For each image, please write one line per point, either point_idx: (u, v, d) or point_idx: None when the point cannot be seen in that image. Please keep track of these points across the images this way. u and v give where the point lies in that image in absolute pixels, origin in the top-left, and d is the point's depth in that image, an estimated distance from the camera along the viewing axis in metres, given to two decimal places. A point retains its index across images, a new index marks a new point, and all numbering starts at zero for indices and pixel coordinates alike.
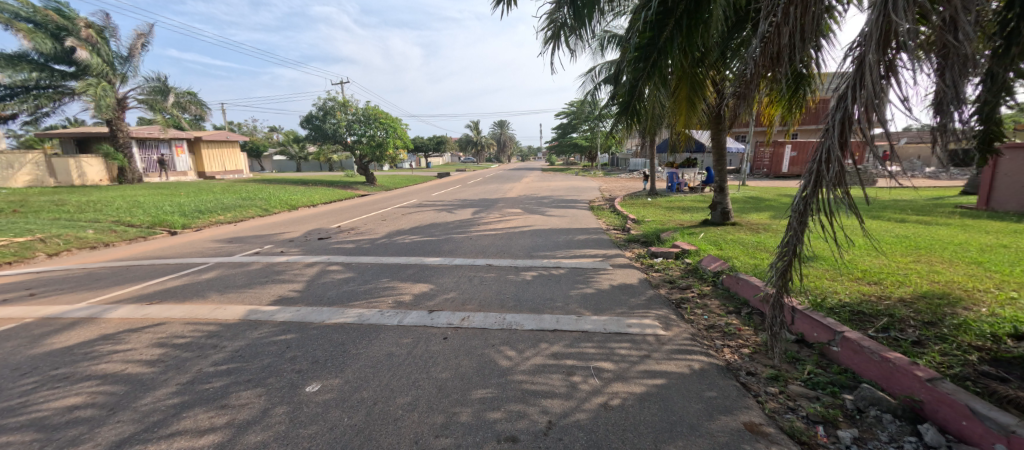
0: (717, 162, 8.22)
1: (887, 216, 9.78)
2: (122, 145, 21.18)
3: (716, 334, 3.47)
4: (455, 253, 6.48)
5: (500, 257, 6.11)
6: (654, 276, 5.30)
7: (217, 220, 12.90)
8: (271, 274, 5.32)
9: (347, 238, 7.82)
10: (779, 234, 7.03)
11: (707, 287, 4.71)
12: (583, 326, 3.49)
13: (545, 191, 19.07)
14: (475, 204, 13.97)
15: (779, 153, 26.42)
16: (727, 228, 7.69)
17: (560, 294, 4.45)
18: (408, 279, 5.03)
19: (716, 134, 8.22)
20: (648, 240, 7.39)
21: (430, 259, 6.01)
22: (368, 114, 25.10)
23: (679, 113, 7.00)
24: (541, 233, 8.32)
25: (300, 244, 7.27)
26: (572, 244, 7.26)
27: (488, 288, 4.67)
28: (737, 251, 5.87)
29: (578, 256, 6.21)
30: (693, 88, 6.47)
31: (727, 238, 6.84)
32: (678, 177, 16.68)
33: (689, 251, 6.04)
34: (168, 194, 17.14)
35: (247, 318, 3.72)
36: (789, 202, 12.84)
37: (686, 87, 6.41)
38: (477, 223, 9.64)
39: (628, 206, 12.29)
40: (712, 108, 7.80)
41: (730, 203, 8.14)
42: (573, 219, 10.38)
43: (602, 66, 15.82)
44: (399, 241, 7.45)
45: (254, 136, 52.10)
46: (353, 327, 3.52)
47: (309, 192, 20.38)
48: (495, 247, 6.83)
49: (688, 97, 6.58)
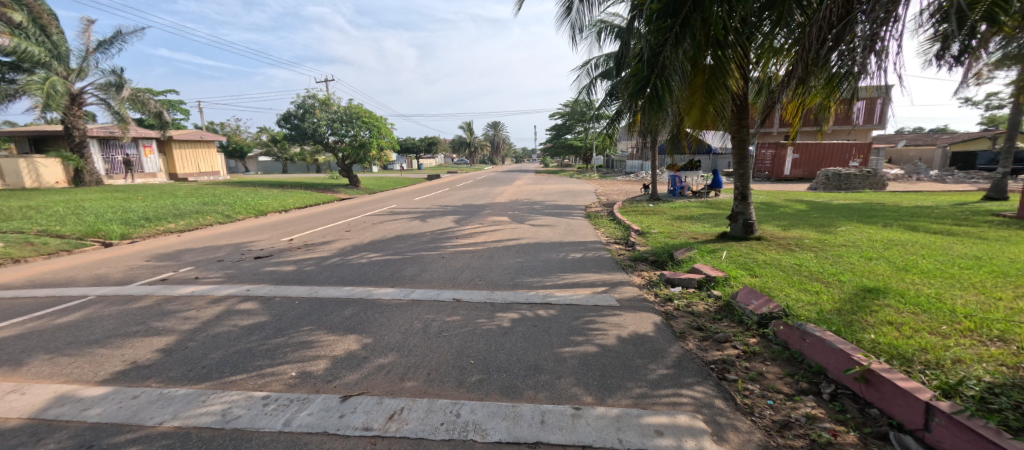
0: (738, 164, 6.83)
1: (924, 225, 8.52)
2: (79, 144, 19.52)
3: (800, 445, 2.13)
4: (416, 279, 5.08)
5: (473, 287, 4.72)
6: (675, 316, 3.97)
7: (165, 230, 11.35)
8: (154, 317, 3.88)
9: (291, 256, 6.37)
10: (819, 254, 5.70)
11: (754, 341, 3.36)
12: (583, 437, 2.11)
13: (537, 195, 17.73)
14: (458, 211, 12.57)
15: (781, 155, 25.45)
16: (753, 244, 6.38)
17: (547, 356, 3.06)
18: (338, 324, 3.62)
19: (735, 133, 6.83)
20: (659, 259, 6.10)
21: (381, 290, 4.61)
22: (351, 112, 23.63)
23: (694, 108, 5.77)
24: (529, 250, 6.92)
25: (228, 265, 5.83)
26: (567, 265, 5.88)
27: (445, 344, 3.27)
28: (778, 279, 4.57)
29: (574, 286, 4.82)
30: (714, 75, 5.23)
31: (756, 258, 5.54)
32: (681, 180, 15.49)
33: (717, 277, 4.72)
34: (122, 199, 15.58)
35: (40, 416, 2.31)
36: (805, 208, 11.63)
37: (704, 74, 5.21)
38: (456, 235, 8.25)
39: (629, 214, 10.99)
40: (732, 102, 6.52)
41: (753, 214, 6.83)
42: (568, 230, 9.00)
43: (599, 58, 14.50)
44: (353, 261, 6.04)
45: (238, 135, 50.25)
46: (199, 439, 2.10)
47: (282, 196, 18.86)
48: (468, 271, 5.43)
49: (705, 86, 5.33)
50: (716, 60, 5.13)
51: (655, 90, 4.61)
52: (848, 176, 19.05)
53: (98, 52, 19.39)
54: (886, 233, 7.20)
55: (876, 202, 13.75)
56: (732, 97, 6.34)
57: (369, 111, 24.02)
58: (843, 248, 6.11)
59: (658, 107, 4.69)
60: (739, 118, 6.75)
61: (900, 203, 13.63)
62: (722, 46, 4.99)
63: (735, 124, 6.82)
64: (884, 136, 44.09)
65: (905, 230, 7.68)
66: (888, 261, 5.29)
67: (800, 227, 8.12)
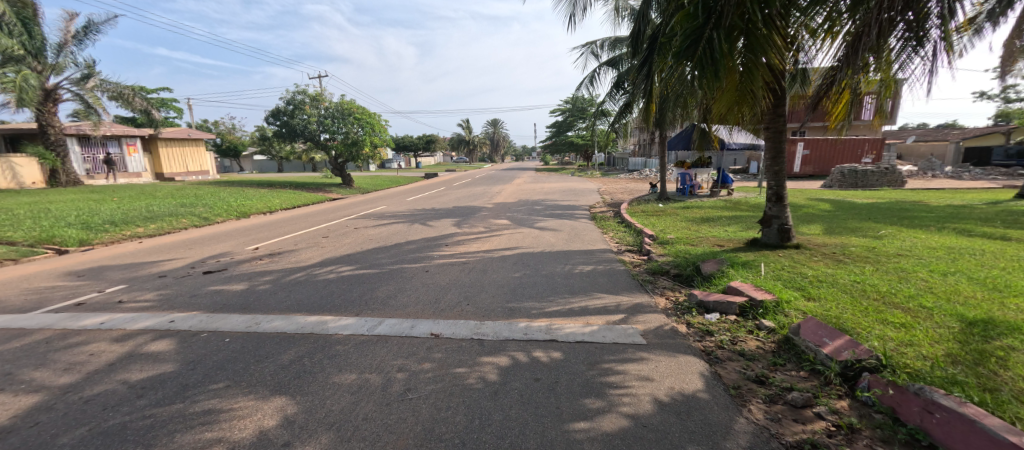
0: (773, 161, 5.81)
1: (975, 227, 7.56)
2: (55, 142, 18.54)
3: None
4: (390, 302, 4.12)
5: (458, 316, 3.74)
6: (723, 361, 2.99)
7: (131, 235, 10.43)
8: (29, 363, 2.93)
9: (247, 270, 5.40)
10: (881, 268, 4.71)
11: (843, 406, 2.39)
12: None
13: (537, 195, 16.78)
14: (452, 212, 11.62)
15: (791, 151, 24.38)
16: (793, 254, 5.41)
17: (557, 440, 2.07)
18: (267, 381, 2.63)
19: (768, 126, 5.82)
20: (682, 273, 5.13)
21: (340, 321, 3.61)
22: (342, 108, 22.64)
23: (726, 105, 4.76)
24: (528, 261, 5.94)
25: (167, 285, 4.84)
26: (574, 282, 4.89)
27: (410, 415, 2.28)
28: (846, 307, 3.58)
29: (585, 314, 3.82)
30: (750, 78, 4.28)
31: (805, 274, 4.54)
32: (690, 178, 14.53)
33: (765, 301, 3.73)
34: (95, 200, 14.60)
35: None
36: (830, 208, 10.66)
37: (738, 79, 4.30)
38: (446, 241, 7.28)
39: (637, 215, 10.06)
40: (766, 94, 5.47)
41: (789, 217, 5.86)
42: (573, 235, 8.02)
43: (604, 40, 13.42)
44: (319, 277, 5.09)
45: (231, 133, 49.07)
46: None
47: (268, 196, 17.90)
48: (455, 291, 4.44)
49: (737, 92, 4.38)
50: (748, 56, 4.23)
51: (708, 51, 4.29)
52: (865, 173, 18.04)
53: (75, 44, 18.45)
54: (940, 239, 6.23)
55: (901, 201, 12.78)
56: (767, 89, 5.31)
57: (361, 107, 23.00)
58: (904, 259, 5.12)
59: (714, 71, 4.24)
60: (775, 108, 5.69)
61: (932, 202, 12.58)
62: (759, 34, 4.19)
63: (767, 116, 5.80)
64: (894, 131, 42.87)
65: (960, 234, 6.70)
66: (968, 277, 4.30)
67: (834, 232, 7.16)
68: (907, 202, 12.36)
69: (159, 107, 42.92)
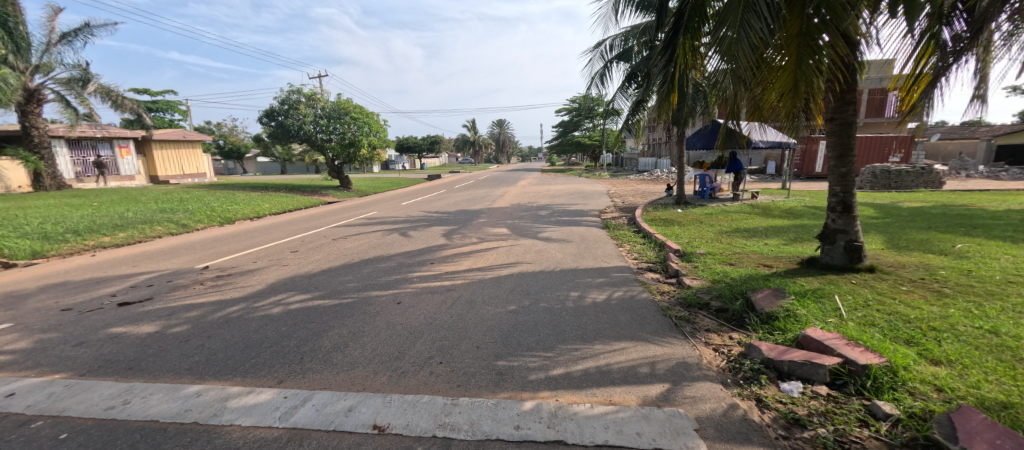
0: (838, 161, 4.59)
1: None
2: (39, 145, 17.75)
3: None
4: (335, 358, 2.98)
5: (422, 387, 2.58)
6: None
7: (94, 245, 9.45)
8: None
9: (176, 302, 4.30)
10: (1010, 307, 3.43)
11: None
12: None
13: (543, 198, 15.68)
14: (448, 219, 10.54)
15: (812, 150, 22.28)
16: (871, 282, 4.17)
17: None
18: None
19: (831, 116, 4.61)
20: (726, 308, 3.92)
21: (248, 396, 2.46)
22: (339, 107, 21.70)
23: (781, 91, 4.03)
24: (529, 286, 4.75)
25: (61, 324, 3.73)
26: (587, 322, 3.68)
27: None
28: (1005, 381, 2.36)
29: (607, 385, 2.62)
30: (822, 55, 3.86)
31: (906, 316, 3.29)
32: (710, 180, 13.36)
33: (872, 368, 2.53)
34: (74, 205, 13.75)
35: None
36: (874, 214, 9.42)
37: (797, 56, 3.93)
38: (433, 257, 6.15)
39: (655, 223, 8.90)
40: (831, 76, 4.34)
41: (859, 232, 4.62)
42: (582, 248, 6.81)
43: (614, 38, 12.12)
44: (259, 312, 3.96)
45: (234, 135, 48.36)
46: None
47: (258, 200, 16.99)
48: (426, 341, 3.25)
49: (799, 71, 3.90)
50: (826, 24, 3.81)
51: None
52: (899, 173, 16.59)
53: (60, 44, 17.53)
54: None
55: (948, 204, 11.41)
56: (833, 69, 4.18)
57: (358, 106, 22.04)
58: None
59: None
60: (844, 92, 4.45)
61: (984, 205, 11.24)
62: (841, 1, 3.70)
63: (829, 103, 4.61)
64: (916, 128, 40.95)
65: None
66: None
67: (900, 247, 5.92)
68: (957, 205, 11.03)
69: (161, 108, 42.32)
